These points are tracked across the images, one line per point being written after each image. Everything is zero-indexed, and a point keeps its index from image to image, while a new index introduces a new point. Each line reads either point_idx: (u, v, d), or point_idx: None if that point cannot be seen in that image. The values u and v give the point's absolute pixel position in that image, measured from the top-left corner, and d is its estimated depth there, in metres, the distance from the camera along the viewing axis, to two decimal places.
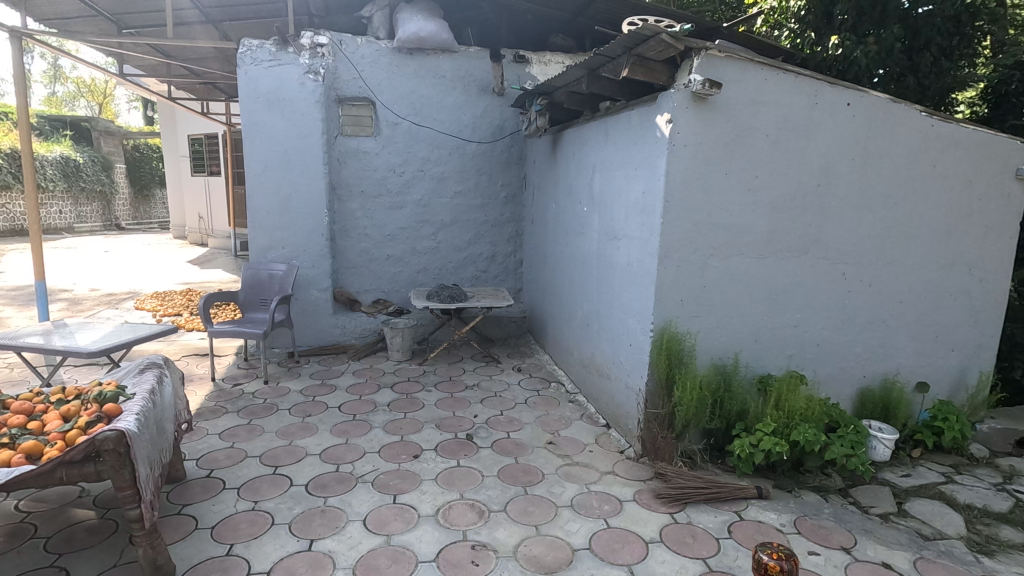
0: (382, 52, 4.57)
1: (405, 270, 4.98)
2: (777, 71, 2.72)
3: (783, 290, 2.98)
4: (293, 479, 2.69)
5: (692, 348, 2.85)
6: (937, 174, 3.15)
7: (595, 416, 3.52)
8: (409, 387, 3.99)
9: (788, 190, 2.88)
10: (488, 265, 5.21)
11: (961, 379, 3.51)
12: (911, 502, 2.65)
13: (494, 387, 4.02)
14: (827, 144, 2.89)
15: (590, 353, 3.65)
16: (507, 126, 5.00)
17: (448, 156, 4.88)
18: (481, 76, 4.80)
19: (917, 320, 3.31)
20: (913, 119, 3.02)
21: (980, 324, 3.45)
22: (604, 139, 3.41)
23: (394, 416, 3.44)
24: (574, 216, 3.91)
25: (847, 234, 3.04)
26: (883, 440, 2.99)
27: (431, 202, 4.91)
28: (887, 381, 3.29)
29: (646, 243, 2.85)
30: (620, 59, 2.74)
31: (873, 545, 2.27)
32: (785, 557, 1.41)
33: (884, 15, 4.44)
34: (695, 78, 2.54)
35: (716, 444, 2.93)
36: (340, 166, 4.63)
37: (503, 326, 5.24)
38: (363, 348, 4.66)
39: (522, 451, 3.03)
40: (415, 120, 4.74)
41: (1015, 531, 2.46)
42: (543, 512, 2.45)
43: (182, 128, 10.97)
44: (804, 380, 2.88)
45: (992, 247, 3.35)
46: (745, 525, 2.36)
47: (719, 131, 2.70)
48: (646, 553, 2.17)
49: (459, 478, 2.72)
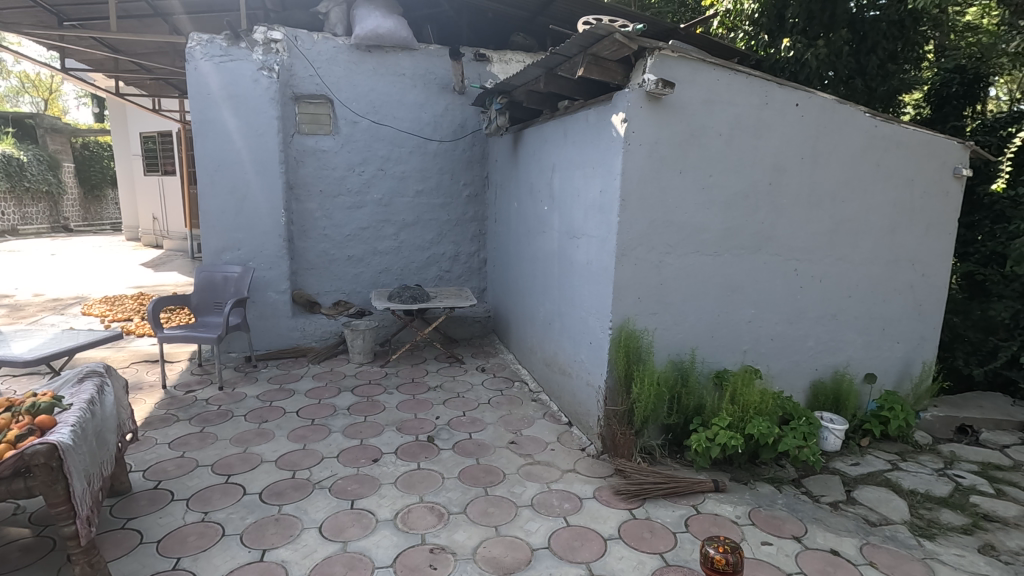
0: (339, 49, 4.48)
1: (366, 271, 4.90)
2: (728, 71, 2.77)
3: (738, 287, 3.05)
4: (247, 487, 2.61)
5: (650, 345, 2.88)
6: (881, 174, 3.26)
7: (557, 415, 3.53)
8: (370, 390, 3.93)
9: (741, 189, 2.94)
10: (451, 264, 5.17)
11: (906, 370, 3.66)
12: (860, 490, 2.74)
13: (457, 387, 3.99)
14: (778, 143, 2.96)
15: (553, 352, 3.66)
16: (469, 125, 4.97)
17: (409, 155, 4.82)
18: (441, 74, 4.77)
19: (865, 314, 3.43)
20: (858, 120, 3.12)
21: (923, 317, 3.60)
22: (562, 138, 3.43)
23: (354, 420, 3.38)
24: (535, 215, 3.91)
25: (798, 232, 3.12)
26: (834, 431, 3.10)
27: (392, 201, 4.85)
28: (838, 374, 3.40)
29: (604, 242, 2.87)
30: (576, 58, 2.75)
31: (822, 533, 2.34)
32: (731, 550, 1.43)
33: (833, 18, 4.59)
34: (650, 77, 2.56)
35: (675, 439, 2.97)
36: (297, 166, 4.52)
37: (467, 326, 5.22)
38: (323, 351, 4.56)
39: (483, 451, 3.02)
40: (374, 119, 4.66)
41: (954, 514, 2.57)
42: (503, 512, 2.44)
43: (134, 126, 10.57)
44: (759, 375, 2.94)
45: (933, 243, 3.50)
46: (701, 518, 2.40)
47: (674, 130, 2.74)
48: (604, 549, 2.18)
49: (419, 481, 2.69)
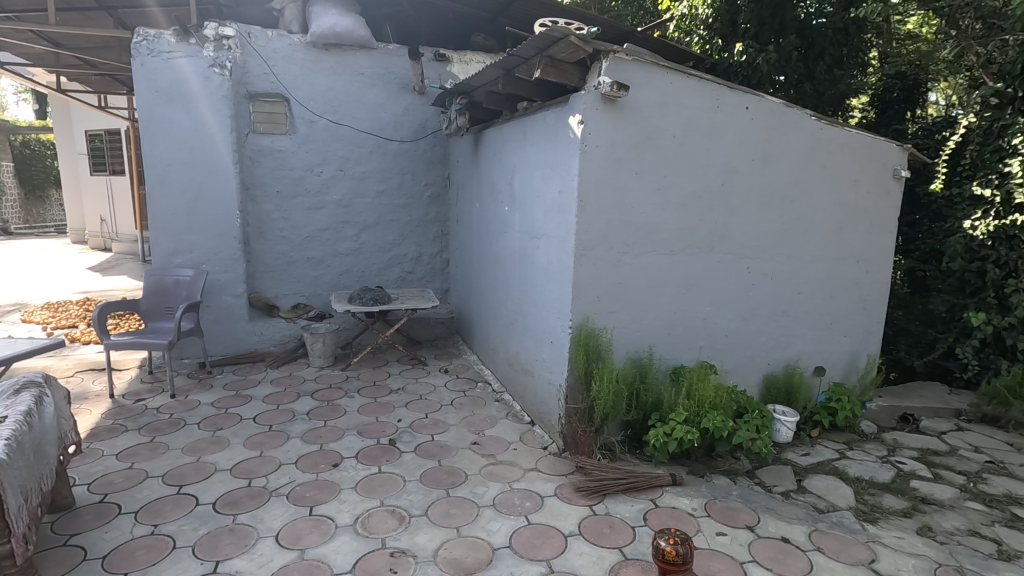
0: (295, 47, 4.39)
1: (327, 273, 4.81)
2: (681, 75, 2.84)
3: (694, 285, 3.13)
4: (199, 498, 2.53)
5: (609, 344, 2.93)
6: (827, 174, 3.40)
7: (520, 414, 3.55)
8: (331, 393, 3.86)
9: (695, 189, 3.01)
10: (414, 266, 5.13)
11: (853, 363, 3.83)
12: (810, 478, 2.86)
13: (419, 389, 3.96)
14: (730, 145, 3.05)
15: (515, 352, 3.67)
16: (429, 125, 4.94)
17: (369, 155, 4.76)
18: (401, 74, 4.73)
19: (814, 309, 3.57)
20: (805, 123, 3.25)
21: (868, 312, 3.78)
22: (522, 139, 3.45)
23: (314, 425, 3.32)
24: (496, 216, 3.92)
25: (750, 231, 3.22)
26: (786, 423, 3.22)
27: (352, 202, 4.78)
28: (789, 367, 3.52)
29: (563, 242, 2.90)
30: (533, 60, 2.77)
31: (774, 521, 2.42)
32: (681, 541, 1.48)
33: (783, 24, 4.75)
34: (605, 80, 2.61)
35: (635, 434, 3.03)
36: (253, 166, 4.40)
37: (430, 328, 5.19)
38: (282, 355, 4.46)
39: (446, 453, 3.01)
40: (333, 118, 4.59)
41: (896, 498, 2.70)
42: (464, 513, 2.44)
43: (79, 124, 10.10)
44: (714, 370, 3.03)
45: (876, 241, 3.67)
46: (659, 512, 2.45)
47: (630, 131, 2.79)
48: (564, 546, 2.21)
49: (380, 485, 2.66)
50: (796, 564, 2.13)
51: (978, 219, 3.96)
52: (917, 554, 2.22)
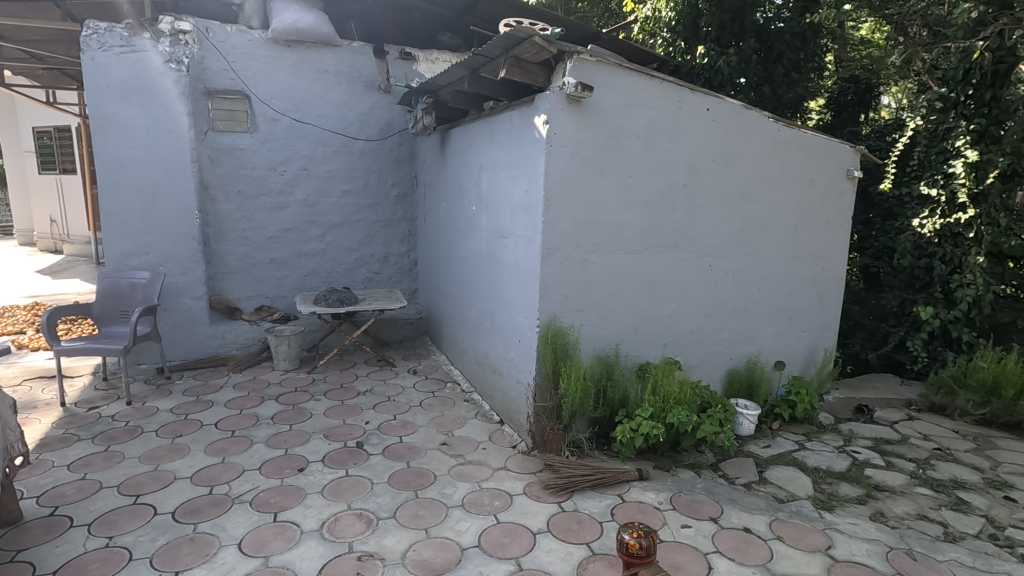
0: (256, 43, 4.29)
1: (291, 274, 4.71)
2: (644, 76, 2.89)
3: (658, 283, 3.18)
4: (158, 507, 2.45)
5: (576, 342, 2.96)
6: (785, 175, 3.51)
7: (489, 413, 3.55)
8: (296, 397, 3.79)
9: (659, 189, 3.07)
10: (381, 266, 5.08)
11: (811, 357, 3.97)
12: (770, 470, 2.94)
13: (388, 391, 3.92)
14: (692, 145, 3.12)
15: (484, 352, 3.67)
16: (396, 125, 4.90)
17: (334, 154, 4.69)
18: (367, 72, 4.67)
19: (774, 305, 3.68)
20: (763, 125, 3.34)
21: (825, 307, 3.92)
22: (488, 139, 3.45)
23: (278, 429, 3.25)
24: (464, 215, 3.91)
25: (712, 230, 3.30)
26: (748, 416, 3.31)
27: (317, 201, 4.70)
28: (750, 362, 3.62)
29: (530, 241, 2.91)
30: (498, 59, 2.77)
31: (737, 512, 2.49)
32: (645, 534, 1.51)
33: (743, 28, 4.87)
34: (569, 80, 2.63)
35: (602, 431, 3.07)
36: (212, 164, 4.28)
37: (398, 328, 5.15)
38: (245, 359, 4.35)
39: (414, 454, 2.99)
40: (296, 116, 4.50)
41: (851, 486, 2.81)
42: (433, 514, 2.42)
43: (25, 120, 9.63)
44: (678, 366, 3.09)
45: (831, 239, 3.81)
46: (626, 507, 2.49)
47: (595, 132, 2.82)
48: (533, 544, 2.22)
49: (347, 488, 2.63)
50: (758, 553, 2.19)
51: (926, 218, 4.14)
52: (870, 539, 2.31)
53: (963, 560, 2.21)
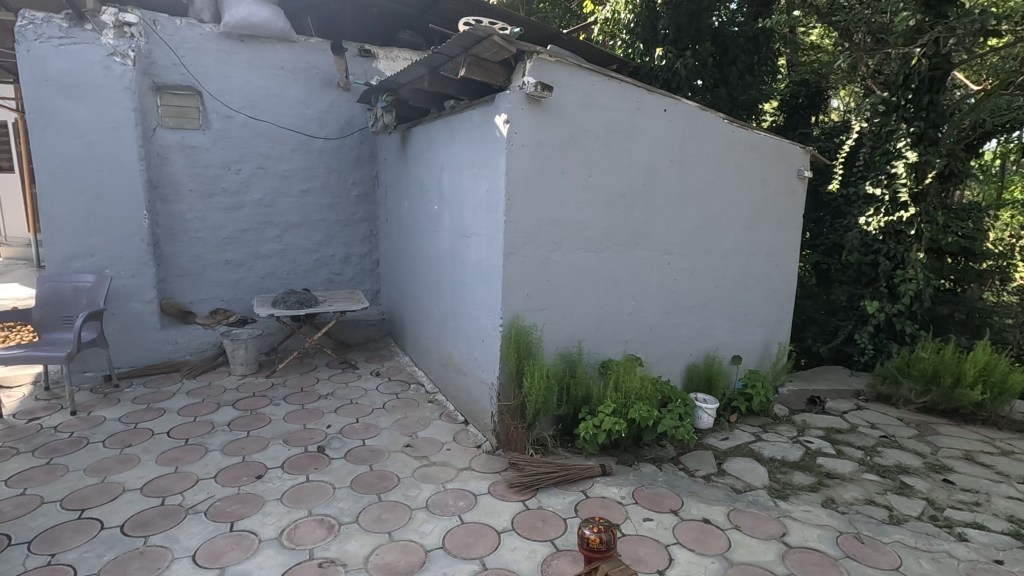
0: (207, 37, 4.15)
1: (248, 276, 4.58)
2: (603, 77, 2.92)
3: (619, 281, 3.23)
4: (105, 521, 2.34)
5: (539, 340, 2.97)
6: (740, 174, 3.61)
7: (453, 414, 3.54)
8: (255, 402, 3.68)
9: (618, 188, 3.11)
10: (342, 267, 4.99)
11: (766, 351, 4.12)
12: (729, 461, 3.03)
13: (350, 394, 3.86)
14: (650, 145, 3.18)
15: (448, 352, 3.65)
16: (356, 123, 4.82)
17: (292, 153, 4.58)
18: (325, 69, 4.59)
19: (730, 301, 3.79)
20: (719, 126, 3.43)
21: (778, 302, 4.07)
22: (449, 138, 3.43)
23: (235, 436, 3.16)
24: (426, 215, 3.88)
25: (671, 228, 3.37)
26: (707, 410, 3.40)
27: (275, 201, 4.58)
28: (709, 357, 3.72)
29: (492, 240, 2.91)
30: (458, 58, 2.76)
31: (697, 504, 2.55)
32: (605, 528, 1.53)
33: (699, 31, 4.99)
34: (529, 80, 2.64)
35: (566, 428, 3.09)
36: (162, 163, 4.12)
37: (361, 330, 5.06)
38: (200, 364, 4.21)
39: (377, 457, 2.94)
40: (251, 113, 4.37)
41: (804, 475, 2.92)
42: (397, 517, 2.40)
43: None
44: (640, 362, 3.15)
45: (784, 236, 3.96)
46: (590, 502, 2.52)
47: (555, 132, 2.84)
48: (498, 543, 2.22)
49: (308, 494, 2.57)
50: (716, 543, 2.25)
51: (871, 217, 4.34)
52: (822, 525, 2.41)
53: (906, 541, 2.33)
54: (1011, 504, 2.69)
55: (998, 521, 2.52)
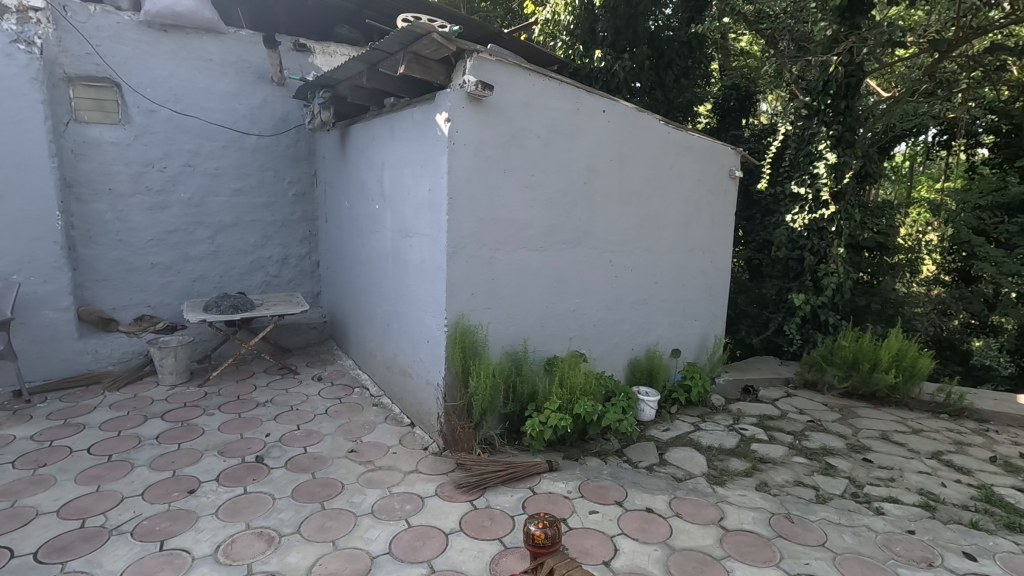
0: (126, 26, 3.89)
1: (177, 280, 4.33)
2: (543, 77, 2.95)
3: (562, 278, 3.27)
4: (16, 550, 2.15)
5: (485, 339, 2.97)
6: (676, 174, 3.75)
7: (399, 416, 3.48)
8: (186, 413, 3.49)
9: (560, 187, 3.15)
10: (280, 268, 4.80)
11: (703, 343, 4.30)
12: (670, 451, 3.14)
13: (290, 400, 3.72)
14: (590, 145, 3.24)
15: (392, 353, 3.59)
16: (291, 119, 4.65)
17: (222, 150, 4.37)
18: (257, 62, 4.41)
19: (669, 296, 3.92)
20: (655, 127, 3.54)
21: (713, 297, 4.26)
22: (390, 136, 3.37)
23: (165, 450, 2.98)
24: (367, 214, 3.80)
25: (611, 226, 3.45)
26: (649, 402, 3.50)
27: (205, 200, 4.35)
28: (650, 351, 3.83)
29: (435, 240, 2.88)
30: (397, 55, 2.71)
31: (640, 494, 2.63)
32: (550, 524, 1.55)
33: (635, 35, 5.11)
34: (469, 79, 2.64)
35: (513, 426, 3.11)
36: (76, 160, 3.82)
37: (301, 334, 4.90)
38: (124, 375, 3.94)
39: (320, 464, 2.86)
40: (177, 108, 4.14)
41: (740, 461, 3.06)
42: (341, 524, 2.33)
43: None
44: (584, 358, 3.21)
45: (717, 234, 4.15)
46: (537, 499, 2.55)
47: (496, 131, 2.84)
48: (445, 544, 2.20)
49: (246, 507, 2.46)
50: (659, 531, 2.32)
51: (796, 214, 4.60)
52: (756, 508, 2.53)
53: (831, 518, 2.48)
54: (921, 478, 2.92)
55: (910, 494, 2.74)
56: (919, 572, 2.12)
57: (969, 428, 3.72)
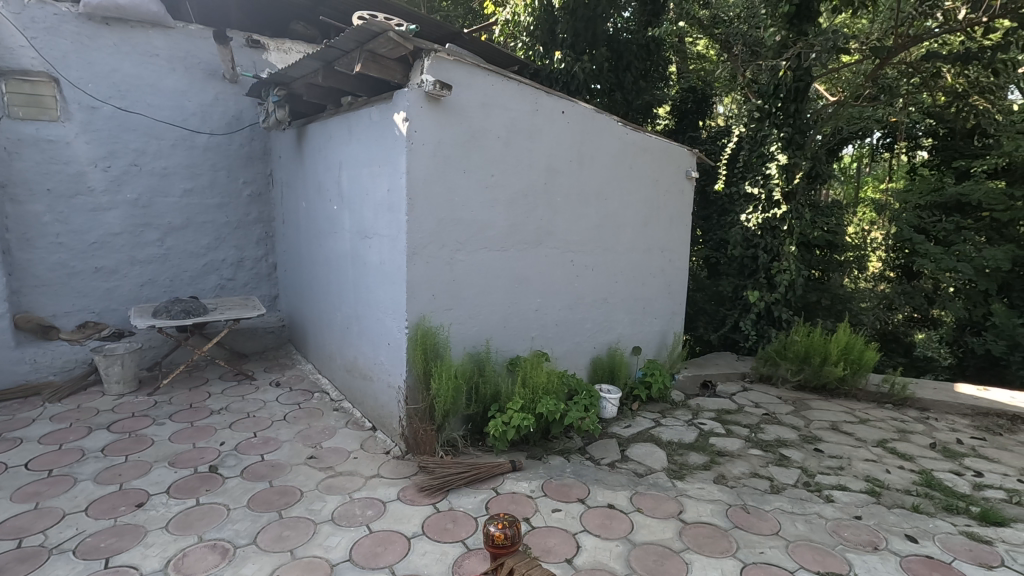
0: (64, 18, 3.70)
1: (123, 284, 4.13)
2: (502, 78, 2.96)
3: (524, 278, 3.28)
4: None
5: (446, 340, 2.95)
6: (634, 174, 3.81)
7: (360, 420, 3.42)
8: (134, 423, 3.34)
9: (520, 187, 3.16)
10: (235, 271, 4.66)
11: (663, 340, 4.40)
12: (632, 447, 3.19)
13: (246, 407, 3.61)
14: (550, 146, 3.26)
15: (352, 357, 3.52)
16: (245, 118, 4.52)
17: (171, 149, 4.20)
18: (207, 59, 4.26)
19: (629, 295, 3.99)
20: (613, 128, 3.59)
21: (672, 294, 4.37)
22: (347, 135, 3.31)
23: (111, 463, 2.84)
24: (325, 215, 3.72)
25: (572, 226, 3.48)
26: (611, 400, 3.55)
27: (152, 201, 4.18)
28: (611, 349, 3.89)
29: (395, 241, 2.85)
30: (352, 53, 2.66)
31: (602, 491, 2.66)
32: (509, 524, 1.55)
33: (594, 37, 5.17)
34: (427, 79, 2.62)
35: (476, 427, 3.10)
36: (10, 158, 3.61)
37: (258, 338, 4.76)
38: (66, 386, 3.75)
39: (277, 472, 2.78)
40: (121, 105, 3.96)
41: (699, 455, 3.13)
42: (300, 533, 2.28)
43: None
44: (546, 358, 3.23)
45: (675, 233, 4.25)
46: (501, 499, 2.55)
47: (455, 131, 2.83)
48: (407, 549, 2.18)
49: (198, 519, 2.37)
50: (620, 526, 2.36)
51: (751, 213, 4.75)
52: (713, 500, 2.60)
53: (784, 507, 2.57)
54: (868, 465, 3.06)
55: (857, 481, 2.86)
56: (865, 555, 2.21)
57: (911, 417, 3.91)
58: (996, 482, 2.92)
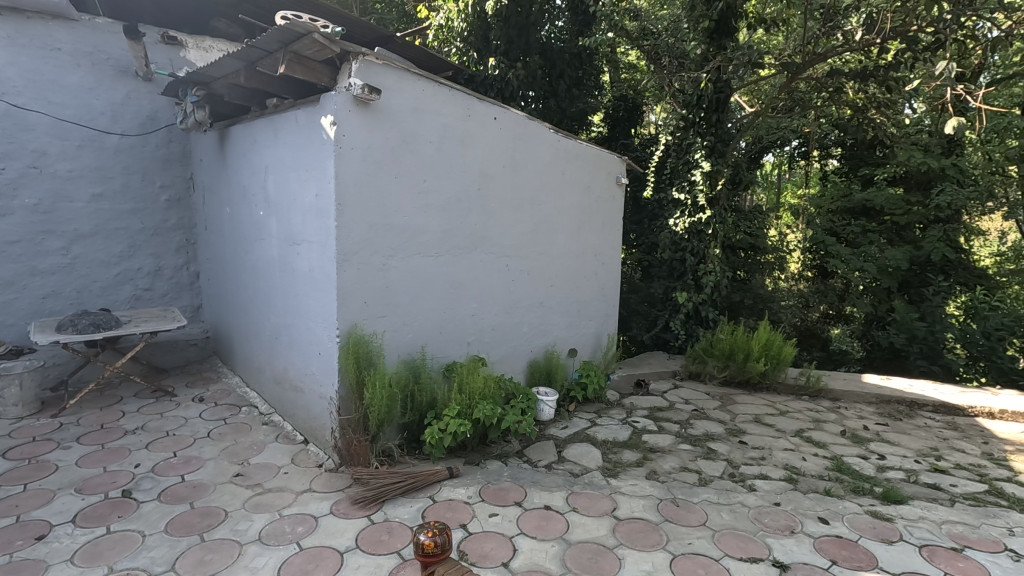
0: None
1: (22, 297, 3.78)
2: (433, 83, 2.94)
3: (460, 283, 3.28)
4: None
5: (380, 348, 2.89)
6: (567, 179, 3.90)
7: (291, 434, 3.30)
8: (35, 448, 3.06)
9: (453, 193, 3.16)
10: (152, 281, 4.37)
11: (598, 342, 4.52)
12: (569, 448, 3.24)
13: (165, 425, 3.39)
14: (482, 151, 3.28)
15: (282, 368, 3.39)
16: (161, 118, 4.27)
17: (77, 150, 3.90)
18: (117, 54, 4.00)
19: (565, 298, 4.08)
20: (546, 135, 3.66)
21: (605, 297, 4.50)
22: (273, 139, 3.19)
23: (6, 493, 2.59)
24: (251, 220, 3.56)
25: (507, 231, 3.52)
26: (548, 402, 3.61)
27: (55, 206, 3.86)
28: (548, 352, 3.94)
29: (324, 248, 2.77)
30: (276, 54, 2.57)
31: (539, 493, 2.69)
32: (439, 531, 1.52)
33: (528, 44, 5.24)
34: (355, 82, 2.57)
35: (412, 435, 3.05)
36: None
37: (179, 352, 4.48)
38: None
39: (199, 493, 2.63)
40: (17, 102, 3.64)
41: (632, 452, 3.23)
42: (223, 556, 2.16)
43: None
44: (483, 362, 3.24)
45: (607, 237, 4.39)
46: (437, 507, 2.52)
47: (386, 135, 2.79)
48: (340, 564, 2.12)
49: (107, 549, 2.20)
50: (556, 526, 2.39)
51: (678, 218, 4.94)
52: (646, 496, 2.69)
53: (710, 498, 2.70)
54: (787, 454, 3.26)
55: (777, 470, 3.04)
56: (783, 539, 2.35)
57: (825, 407, 4.21)
58: (895, 463, 3.19)
